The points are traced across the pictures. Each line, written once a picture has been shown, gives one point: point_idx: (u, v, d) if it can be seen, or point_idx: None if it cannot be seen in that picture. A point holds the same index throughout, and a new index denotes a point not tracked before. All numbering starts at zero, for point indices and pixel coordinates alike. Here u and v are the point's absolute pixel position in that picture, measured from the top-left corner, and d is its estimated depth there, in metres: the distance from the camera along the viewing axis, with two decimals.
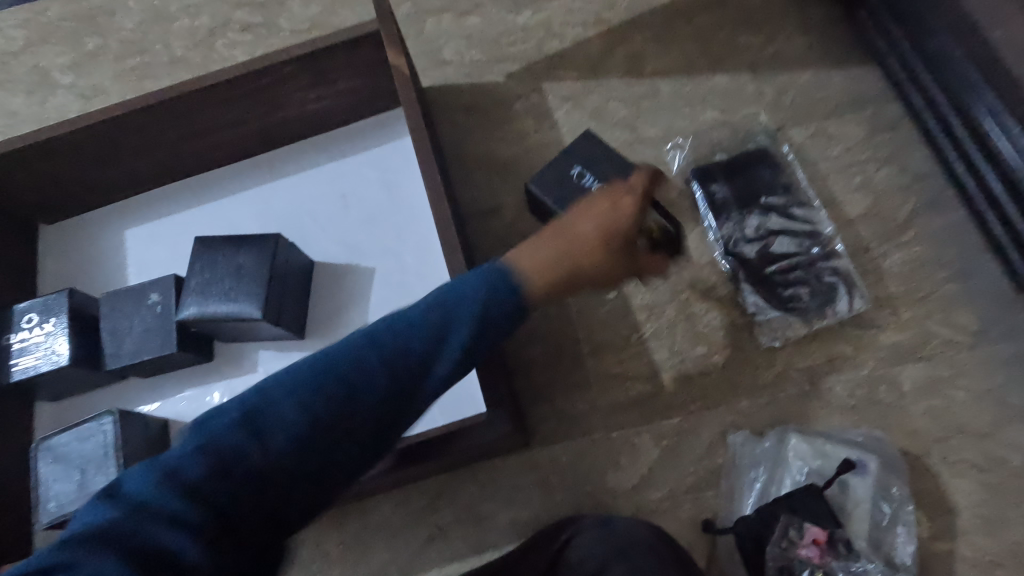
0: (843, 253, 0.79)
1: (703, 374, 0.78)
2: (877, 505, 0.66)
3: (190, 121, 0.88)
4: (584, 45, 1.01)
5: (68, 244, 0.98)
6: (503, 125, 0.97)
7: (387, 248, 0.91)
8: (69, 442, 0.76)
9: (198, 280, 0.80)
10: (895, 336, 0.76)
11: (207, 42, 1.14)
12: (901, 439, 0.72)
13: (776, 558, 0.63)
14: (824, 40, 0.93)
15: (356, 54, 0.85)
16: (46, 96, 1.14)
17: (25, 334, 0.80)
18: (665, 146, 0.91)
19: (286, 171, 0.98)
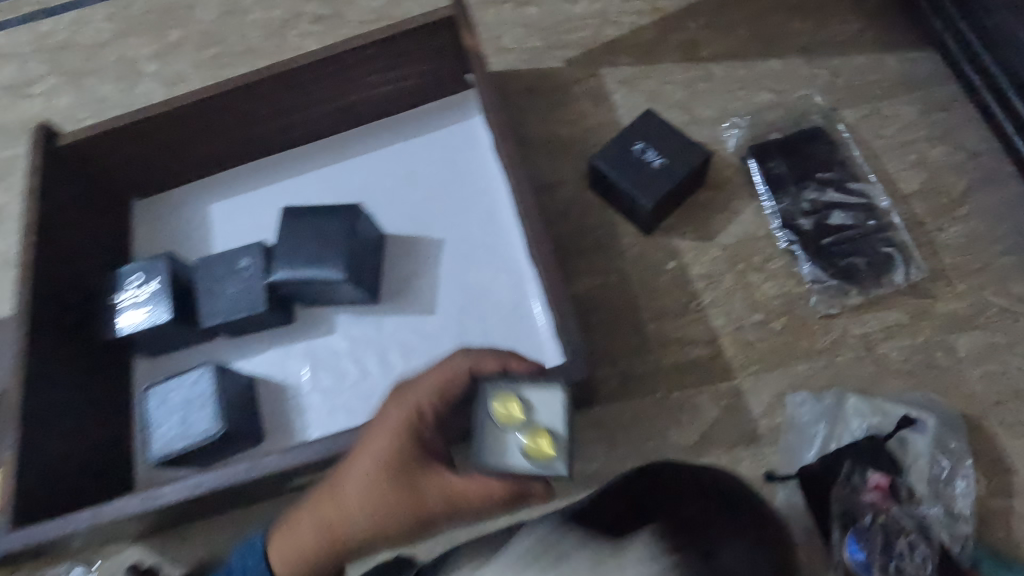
0: (897, 226, 0.83)
1: (761, 339, 0.81)
2: (934, 459, 0.69)
3: (275, 102, 0.95)
4: (639, 31, 1.05)
5: (157, 216, 1.04)
6: (563, 107, 1.01)
7: (455, 222, 0.96)
8: (173, 388, 0.83)
9: (287, 247, 0.87)
10: (952, 305, 0.79)
11: (280, 33, 1.22)
12: (959, 402, 0.74)
13: (841, 501, 0.67)
14: (876, 26, 0.96)
15: (430, 39, 0.91)
16: (134, 84, 1.23)
17: (132, 292, 0.88)
18: (722, 125, 0.94)
19: (357, 152, 1.04)
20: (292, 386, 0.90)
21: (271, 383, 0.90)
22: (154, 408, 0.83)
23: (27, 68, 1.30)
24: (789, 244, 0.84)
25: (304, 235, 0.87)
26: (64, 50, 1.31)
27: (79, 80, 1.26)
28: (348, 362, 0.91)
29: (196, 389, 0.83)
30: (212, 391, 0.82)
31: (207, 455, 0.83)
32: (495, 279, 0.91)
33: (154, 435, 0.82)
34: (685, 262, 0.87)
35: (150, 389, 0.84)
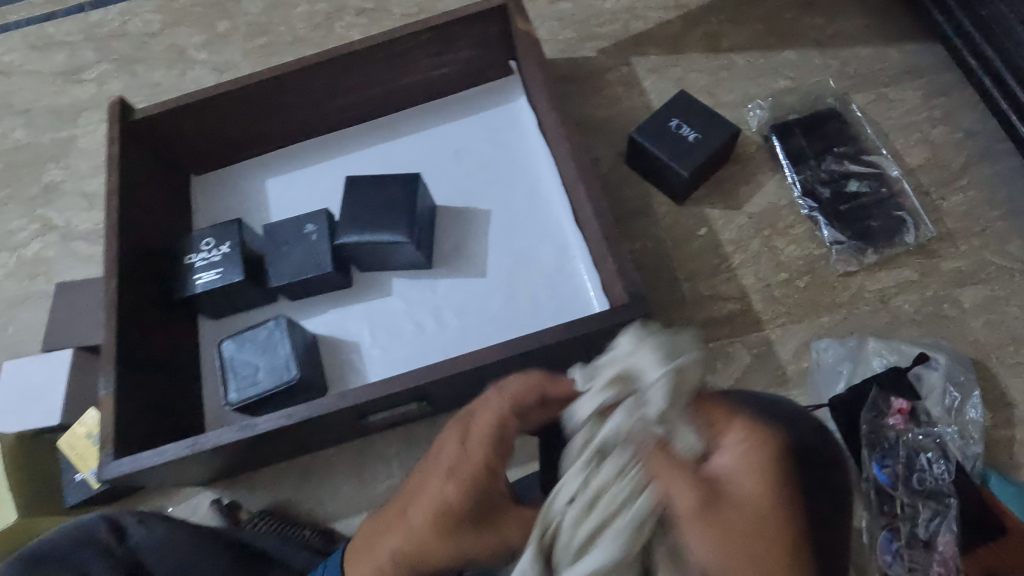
0: (907, 194, 0.92)
1: (787, 295, 0.90)
2: (948, 390, 0.78)
3: (335, 82, 1.02)
4: (665, 25, 1.15)
5: (216, 189, 1.11)
6: (597, 92, 1.11)
7: (500, 194, 1.04)
8: (248, 340, 0.89)
9: (351, 213, 0.94)
10: (956, 263, 0.88)
11: (326, 25, 1.30)
12: (965, 347, 0.83)
13: (871, 424, 0.75)
14: (881, 21, 1.06)
15: (482, 25, 0.99)
16: (184, 70, 1.30)
17: (205, 254, 0.94)
18: (745, 108, 1.04)
19: (406, 132, 1.12)
20: (353, 343, 0.97)
21: (333, 340, 0.97)
22: (230, 358, 0.88)
23: (77, 55, 1.36)
24: (810, 211, 0.93)
25: (367, 201, 0.94)
26: (112, 38, 1.37)
27: (130, 66, 1.33)
28: (405, 321, 0.97)
29: (269, 339, 0.88)
30: (284, 341, 0.88)
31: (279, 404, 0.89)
32: (541, 244, 0.99)
33: (230, 383, 0.87)
34: (716, 228, 0.96)
35: (226, 341, 0.89)
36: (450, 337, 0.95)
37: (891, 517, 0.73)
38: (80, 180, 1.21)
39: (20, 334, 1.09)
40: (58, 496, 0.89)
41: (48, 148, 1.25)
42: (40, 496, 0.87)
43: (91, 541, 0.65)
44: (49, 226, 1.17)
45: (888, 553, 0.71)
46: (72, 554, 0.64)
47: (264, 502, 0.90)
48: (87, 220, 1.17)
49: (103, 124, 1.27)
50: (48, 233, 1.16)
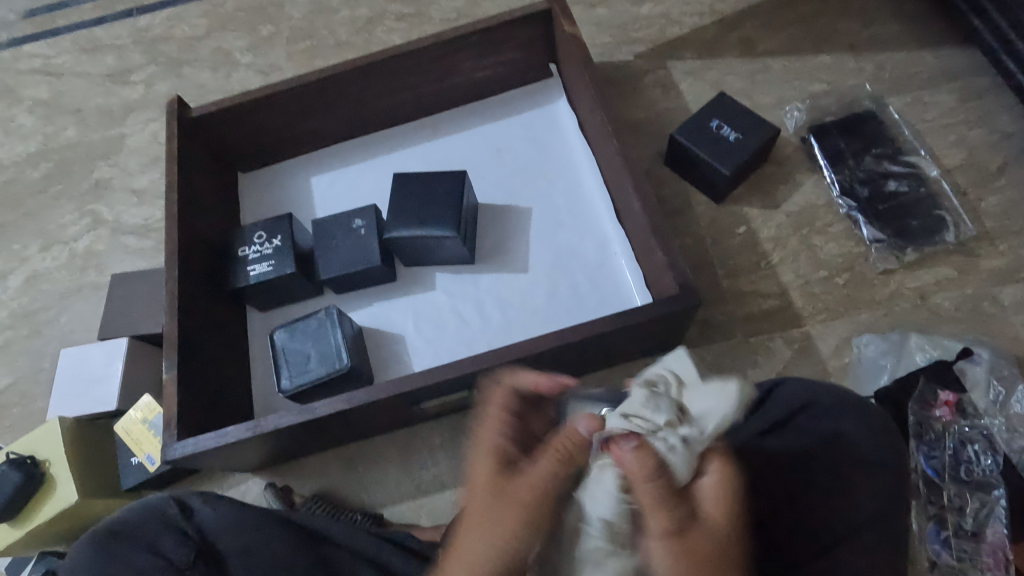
0: (946, 194, 0.94)
1: (826, 291, 0.92)
2: (991, 384, 0.78)
3: (382, 82, 1.06)
4: (701, 30, 1.18)
5: (262, 186, 1.14)
6: (635, 94, 1.13)
7: (541, 192, 1.07)
8: (300, 329, 0.91)
9: (399, 208, 0.97)
10: (995, 262, 0.90)
11: (367, 29, 1.34)
12: (1004, 343, 0.85)
13: (918, 414, 0.76)
14: (915, 26, 1.09)
15: (526, 28, 1.03)
16: (230, 72, 1.34)
17: (257, 247, 0.97)
18: (782, 110, 1.06)
19: (447, 133, 1.16)
20: (398, 334, 0.99)
21: (379, 332, 1.00)
22: (283, 346, 0.91)
23: (126, 57, 1.41)
24: (849, 210, 0.95)
25: (415, 195, 0.97)
26: (160, 42, 1.42)
27: (177, 68, 1.37)
28: (449, 314, 1.00)
29: (321, 328, 0.91)
30: (335, 329, 0.90)
31: (329, 391, 0.91)
32: (583, 240, 1.01)
33: (283, 370, 0.90)
34: (755, 226, 0.98)
35: (278, 330, 0.92)
36: (493, 330, 0.98)
37: (939, 508, 0.74)
38: (129, 177, 1.25)
39: (72, 324, 1.12)
40: (113, 479, 0.91)
41: (98, 146, 1.30)
42: (97, 479, 0.89)
43: (162, 520, 0.64)
44: (99, 220, 1.21)
45: (936, 544, 0.72)
46: (145, 529, 0.63)
47: (311, 489, 0.92)
48: (136, 215, 1.20)
49: (151, 123, 1.31)
50: (98, 228, 1.20)
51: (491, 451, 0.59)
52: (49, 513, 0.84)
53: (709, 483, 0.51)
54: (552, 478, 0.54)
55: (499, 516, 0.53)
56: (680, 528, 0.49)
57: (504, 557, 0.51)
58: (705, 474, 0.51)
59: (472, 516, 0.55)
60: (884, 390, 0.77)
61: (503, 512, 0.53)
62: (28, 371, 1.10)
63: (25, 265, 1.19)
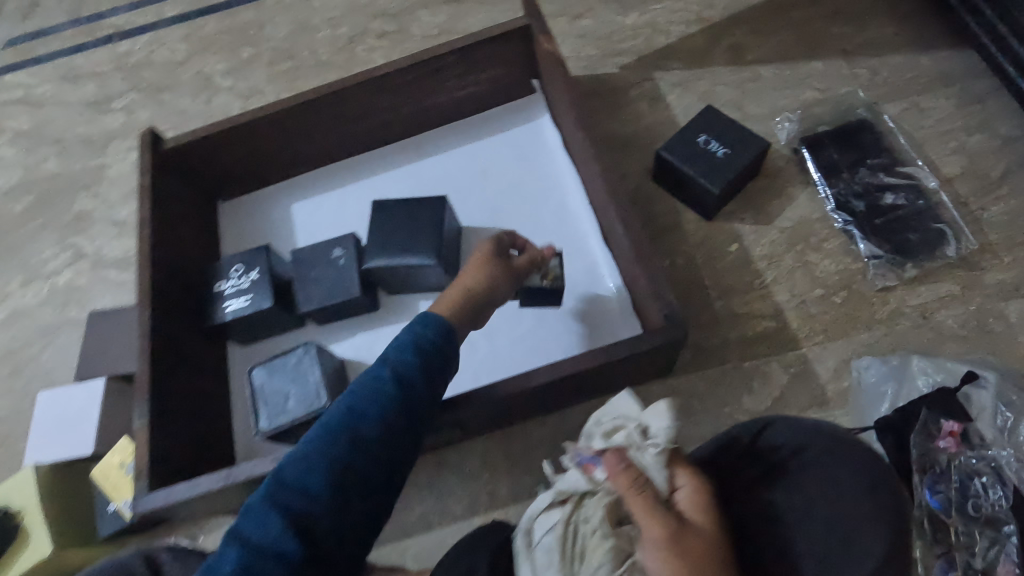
0: (946, 206, 0.90)
1: (823, 311, 0.88)
2: (998, 410, 0.74)
3: (360, 105, 1.03)
4: (688, 39, 1.14)
5: (243, 214, 1.12)
6: (621, 108, 1.10)
7: (527, 213, 1.04)
8: (280, 368, 0.88)
9: (378, 236, 0.94)
10: (1001, 275, 0.86)
11: (348, 48, 1.31)
12: (1013, 363, 0.81)
13: (919, 446, 0.72)
14: (911, 29, 1.05)
15: (506, 45, 1.00)
16: (210, 96, 1.32)
17: (234, 281, 0.95)
18: (773, 121, 1.03)
19: (431, 154, 1.13)
20: None
21: (360, 364, 0.97)
22: (262, 386, 0.88)
23: (107, 85, 1.39)
24: (844, 224, 0.91)
25: (394, 222, 0.94)
26: (141, 68, 1.40)
27: (158, 94, 1.35)
28: None
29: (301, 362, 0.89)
30: (315, 367, 0.87)
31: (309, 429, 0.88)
32: (571, 263, 0.97)
33: (262, 411, 0.87)
34: (747, 243, 0.94)
35: (257, 368, 0.89)
36: (480, 361, 0.93)
37: (947, 547, 0.69)
38: (110, 208, 1.23)
39: (53, 362, 1.10)
40: (91, 526, 0.89)
41: (79, 177, 1.28)
42: (73, 527, 0.87)
43: None
44: (79, 254, 1.19)
45: None
46: None
47: None
48: (117, 247, 1.18)
49: (133, 152, 1.29)
50: (79, 262, 1.18)
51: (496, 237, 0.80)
52: (25, 564, 0.82)
53: (683, 496, 0.55)
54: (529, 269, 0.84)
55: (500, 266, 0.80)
56: (673, 537, 0.51)
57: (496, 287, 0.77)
58: (681, 485, 0.56)
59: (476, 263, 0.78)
60: (886, 422, 0.73)
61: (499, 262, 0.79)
62: (9, 411, 1.08)
63: (7, 302, 1.17)
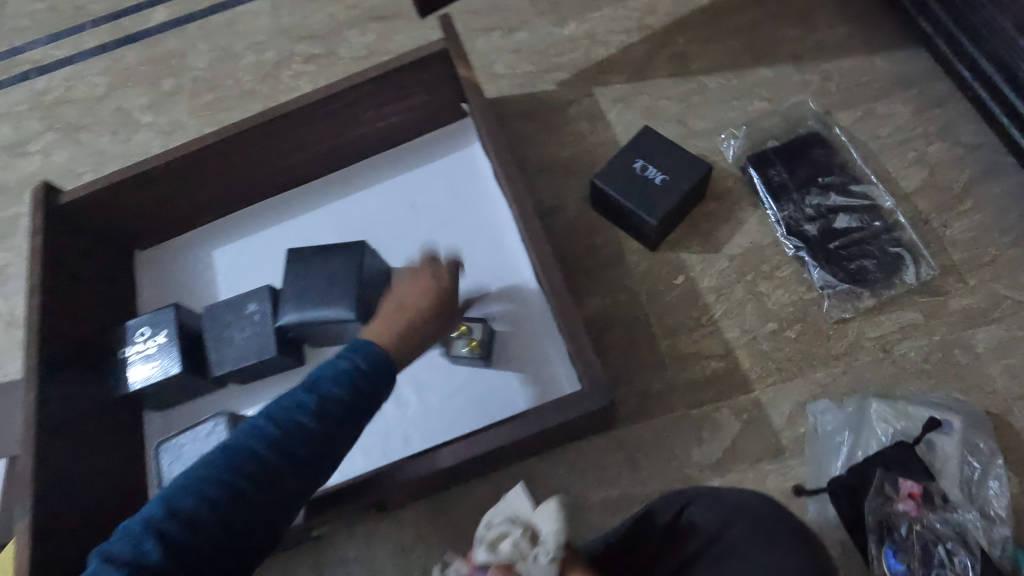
0: (904, 226, 0.83)
1: (776, 348, 0.81)
2: (965, 460, 0.69)
3: (273, 143, 0.96)
4: (629, 49, 1.06)
5: (161, 265, 1.05)
6: (559, 129, 1.02)
7: (460, 250, 0.97)
8: (187, 442, 0.81)
9: (294, 289, 0.86)
10: (966, 300, 0.79)
11: (274, 75, 1.23)
12: (982, 399, 0.74)
13: (877, 511, 0.66)
14: (863, 28, 0.97)
15: (425, 71, 0.92)
16: (131, 134, 1.24)
17: (140, 346, 0.87)
18: (718, 137, 0.95)
19: (359, 188, 1.05)
20: None
21: None
22: (170, 465, 0.81)
23: (23, 126, 1.31)
24: (796, 250, 0.84)
25: (310, 272, 0.87)
26: (58, 106, 1.31)
27: (76, 134, 1.27)
28: None
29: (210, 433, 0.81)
30: (224, 440, 0.80)
31: None
32: (506, 304, 0.91)
33: None
34: (694, 275, 0.87)
35: (167, 443, 0.82)
36: (412, 421, 0.87)
37: None
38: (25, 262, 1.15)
39: None
40: None
41: None
42: None
43: None
44: None
45: None
46: None
47: None
48: None
49: None
50: None
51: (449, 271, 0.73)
52: None
53: None
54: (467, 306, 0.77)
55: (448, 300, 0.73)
56: None
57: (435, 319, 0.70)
58: None
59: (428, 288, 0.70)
60: (838, 483, 0.67)
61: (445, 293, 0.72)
62: None
63: None
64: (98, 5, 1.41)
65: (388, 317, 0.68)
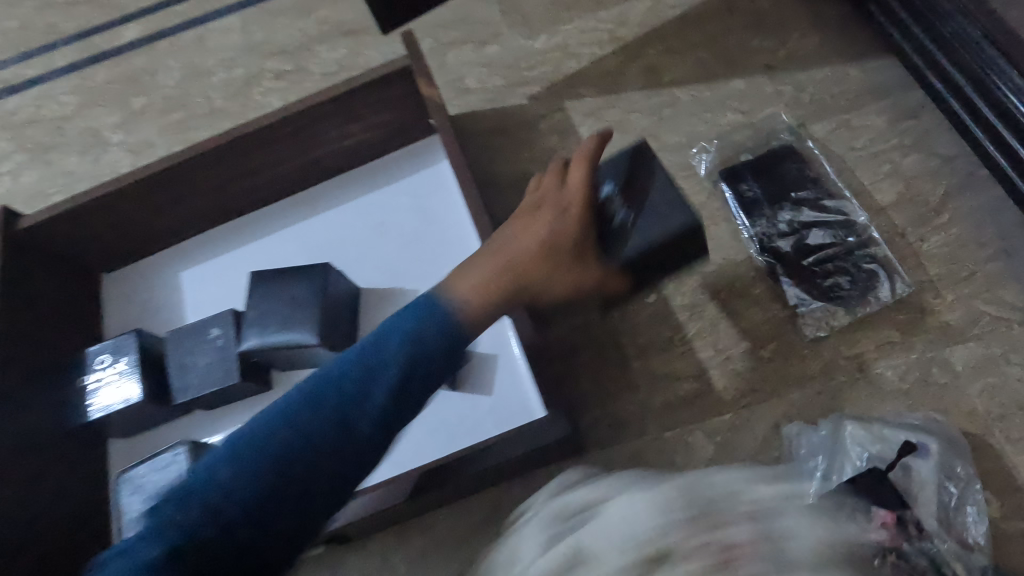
0: (878, 241, 0.81)
1: (751, 369, 0.79)
2: (942, 486, 0.67)
3: (236, 163, 0.93)
4: (600, 62, 1.05)
5: (126, 290, 1.03)
6: (530, 144, 1.00)
7: (428, 270, 0.94)
8: (147, 473, 0.80)
9: (255, 313, 0.84)
10: (944, 318, 0.77)
11: (244, 91, 1.21)
12: (960, 420, 0.72)
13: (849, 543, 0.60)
14: (836, 38, 0.96)
15: (389, 89, 0.91)
16: (99, 154, 1.22)
17: (99, 374, 0.85)
18: (691, 151, 0.93)
19: (326, 208, 1.03)
20: None
21: None
22: (130, 495, 0.80)
23: None
24: (769, 267, 0.82)
25: (273, 297, 0.85)
26: (28, 125, 1.30)
27: (44, 154, 1.25)
28: None
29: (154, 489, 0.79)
30: (181, 471, 0.78)
31: None
32: None
33: (128, 525, 0.78)
34: (667, 292, 0.85)
35: (128, 473, 0.81)
36: None
37: None
38: None
39: None
40: None
41: None
42: None
43: None
44: None
45: None
46: None
47: None
48: None
49: None
50: None
51: (524, 224, 0.73)
52: None
53: None
54: (534, 251, 0.71)
55: (539, 266, 0.71)
56: None
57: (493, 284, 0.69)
58: None
59: (525, 237, 0.72)
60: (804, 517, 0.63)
61: (541, 248, 0.71)
62: None
63: None
64: (68, 23, 1.39)
65: (489, 262, 0.70)
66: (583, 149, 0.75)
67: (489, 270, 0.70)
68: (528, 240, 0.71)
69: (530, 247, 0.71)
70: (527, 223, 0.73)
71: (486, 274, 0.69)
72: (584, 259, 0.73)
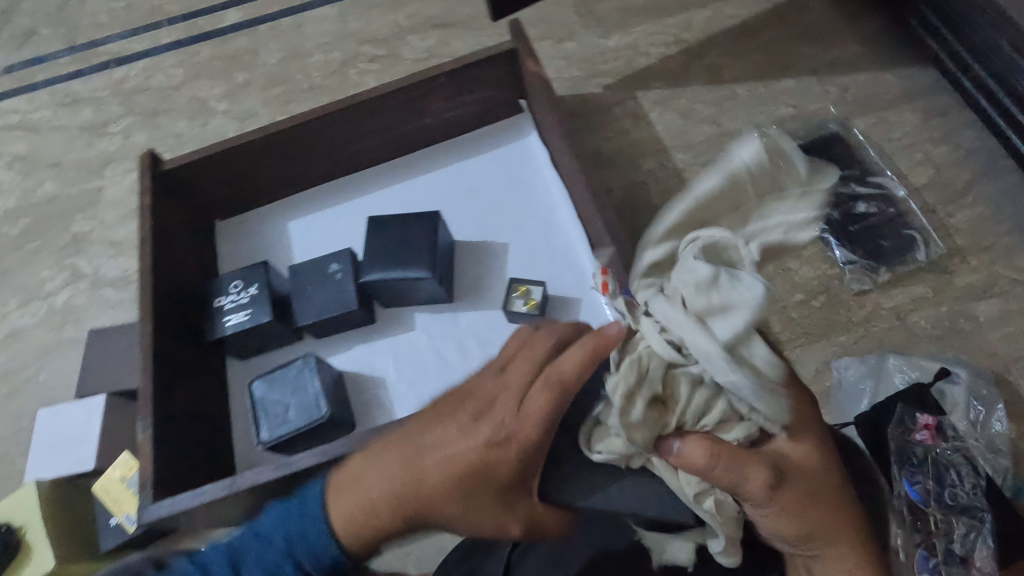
0: (914, 212, 0.95)
1: (805, 316, 0.92)
2: (971, 404, 0.80)
3: (354, 126, 1.06)
4: (667, 60, 1.19)
5: (239, 234, 1.14)
6: (606, 126, 1.15)
7: (516, 227, 1.07)
8: (277, 381, 0.91)
9: (373, 252, 0.97)
10: (969, 278, 0.90)
11: (341, 72, 1.35)
12: (984, 360, 0.85)
13: (896, 439, 0.74)
14: (875, 48, 1.11)
15: (494, 68, 1.05)
16: (207, 120, 1.35)
17: (234, 296, 0.97)
18: (750, 136, 1.08)
19: (421, 172, 1.15)
20: (379, 378, 0.99)
21: (359, 377, 0.99)
22: (262, 397, 0.90)
23: (104, 110, 1.42)
24: (821, 232, 0.96)
25: (390, 239, 0.97)
26: (138, 93, 1.43)
27: (154, 118, 1.38)
28: (430, 356, 0.99)
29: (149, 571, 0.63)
30: (313, 378, 0.90)
31: (310, 440, 0.91)
32: (558, 275, 1.01)
33: (263, 422, 0.89)
34: None
35: (257, 381, 0.91)
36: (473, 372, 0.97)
37: (926, 535, 0.71)
38: (108, 230, 1.25)
39: (51, 382, 1.12)
40: (92, 545, 0.89)
41: (77, 199, 1.30)
42: (74, 544, 0.87)
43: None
44: (77, 274, 1.21)
45: (925, 572, 0.70)
46: None
47: None
48: (115, 266, 1.20)
49: (130, 174, 1.32)
50: (76, 282, 1.20)
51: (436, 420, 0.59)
52: None
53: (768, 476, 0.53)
54: (446, 451, 0.56)
55: (397, 461, 0.58)
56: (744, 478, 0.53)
57: (387, 488, 0.57)
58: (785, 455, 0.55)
59: (433, 413, 0.59)
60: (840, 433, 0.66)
61: (437, 415, 0.59)
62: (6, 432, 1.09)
63: (4, 322, 1.18)
64: (174, 6, 1.54)
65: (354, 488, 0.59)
66: (515, 339, 0.60)
67: (383, 482, 0.58)
68: (467, 439, 0.56)
69: (433, 483, 0.56)
70: (439, 419, 0.59)
71: (387, 484, 0.57)
72: (514, 510, 0.56)
